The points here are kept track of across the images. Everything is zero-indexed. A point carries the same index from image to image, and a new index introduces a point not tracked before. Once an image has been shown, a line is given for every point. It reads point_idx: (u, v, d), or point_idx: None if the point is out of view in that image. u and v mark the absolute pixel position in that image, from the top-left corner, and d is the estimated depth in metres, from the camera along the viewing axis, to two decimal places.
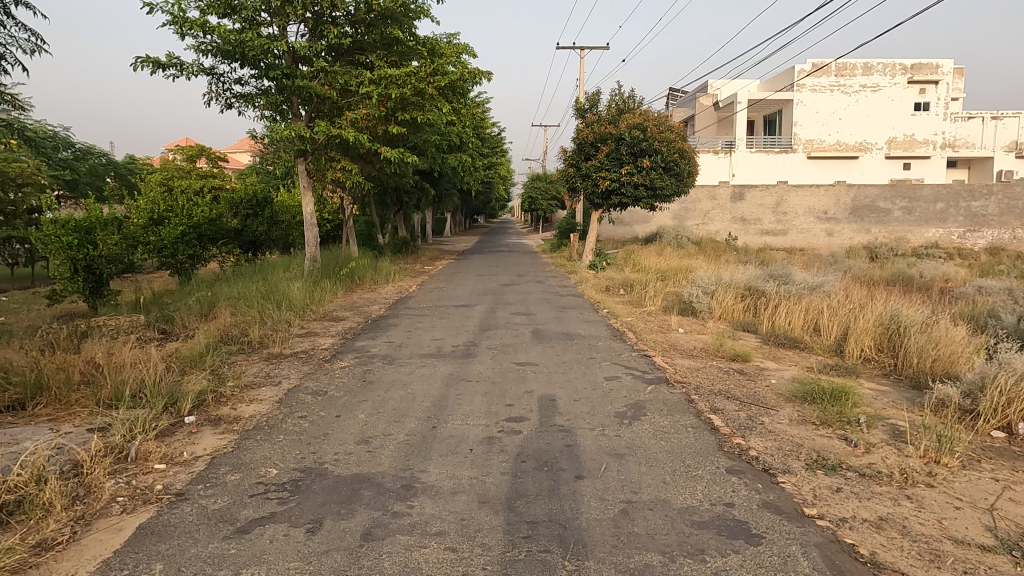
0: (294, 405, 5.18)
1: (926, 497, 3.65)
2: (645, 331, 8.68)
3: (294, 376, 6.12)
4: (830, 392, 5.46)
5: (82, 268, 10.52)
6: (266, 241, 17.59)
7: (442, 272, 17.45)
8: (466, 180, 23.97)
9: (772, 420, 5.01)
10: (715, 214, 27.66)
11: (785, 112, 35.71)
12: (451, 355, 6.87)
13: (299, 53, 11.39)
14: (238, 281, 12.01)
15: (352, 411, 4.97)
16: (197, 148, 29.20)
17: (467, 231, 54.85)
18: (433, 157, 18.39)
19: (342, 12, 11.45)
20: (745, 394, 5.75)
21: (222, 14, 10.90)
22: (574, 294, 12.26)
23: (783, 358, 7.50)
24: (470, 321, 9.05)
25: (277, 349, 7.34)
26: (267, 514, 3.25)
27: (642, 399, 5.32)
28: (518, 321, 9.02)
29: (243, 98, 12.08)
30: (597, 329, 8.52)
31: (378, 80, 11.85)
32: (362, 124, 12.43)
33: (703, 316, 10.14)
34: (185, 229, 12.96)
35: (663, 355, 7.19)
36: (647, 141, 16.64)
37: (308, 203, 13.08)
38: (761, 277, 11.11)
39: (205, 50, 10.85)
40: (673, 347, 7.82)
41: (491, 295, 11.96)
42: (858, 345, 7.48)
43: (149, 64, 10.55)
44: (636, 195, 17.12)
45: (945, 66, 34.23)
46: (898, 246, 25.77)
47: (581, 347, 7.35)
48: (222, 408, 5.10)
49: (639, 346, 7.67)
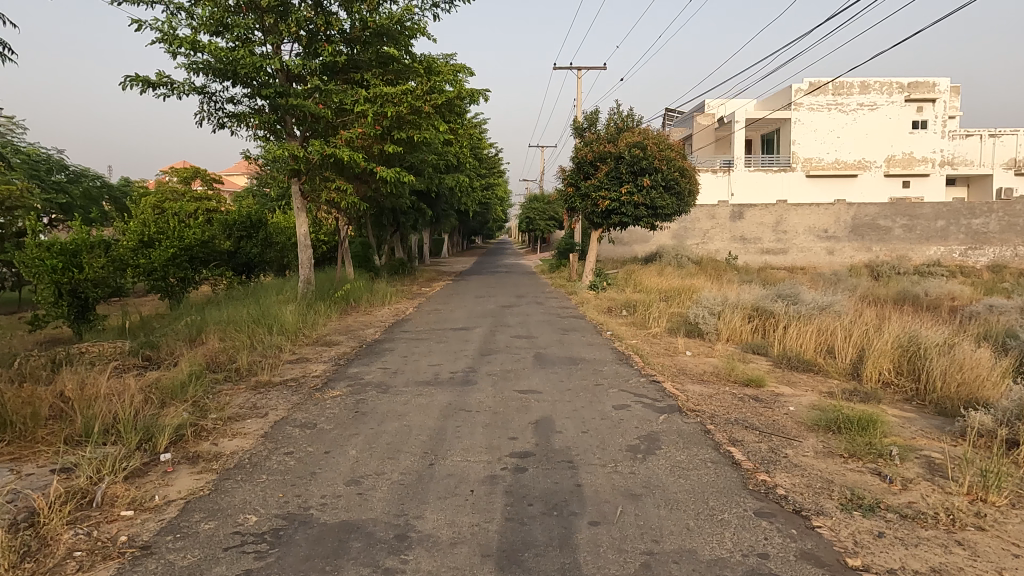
0: (280, 440, 4.80)
1: (979, 544, 3.28)
2: (651, 355, 8.34)
3: (282, 408, 5.72)
4: (856, 421, 5.12)
5: (66, 292, 10.23)
6: (260, 264, 17.32)
7: (440, 293, 17.09)
8: (464, 201, 23.75)
9: (796, 453, 4.64)
10: (715, 233, 27.51)
11: (783, 131, 35.64)
12: (448, 382, 6.49)
13: (292, 71, 11.23)
14: (230, 305, 11.72)
15: (343, 446, 4.59)
16: (191, 170, 29.13)
17: (466, 253, 55.11)
18: (431, 178, 18.18)
19: (337, 30, 11.29)
20: (763, 423, 5.37)
21: (214, 32, 10.61)
22: (575, 316, 11.85)
23: (798, 383, 7.14)
24: (469, 345, 8.67)
25: (265, 377, 6.95)
26: (243, 573, 2.87)
27: (655, 430, 4.94)
28: (518, 345, 8.62)
29: (235, 118, 11.84)
30: (602, 353, 8.15)
31: (374, 98, 11.65)
32: (358, 144, 12.12)
33: (709, 338, 9.78)
34: (175, 252, 13.24)
35: (672, 381, 6.84)
36: (647, 160, 16.40)
37: (302, 225, 12.76)
38: (768, 297, 10.79)
39: (197, 70, 10.57)
40: (682, 371, 7.48)
41: (490, 318, 11.56)
42: (876, 368, 7.13)
43: (139, 83, 10.27)
44: (636, 215, 16.79)
45: (942, 84, 34.18)
46: (900, 265, 25.59)
47: (586, 372, 6.97)
48: (202, 443, 4.71)
49: (646, 370, 7.29)
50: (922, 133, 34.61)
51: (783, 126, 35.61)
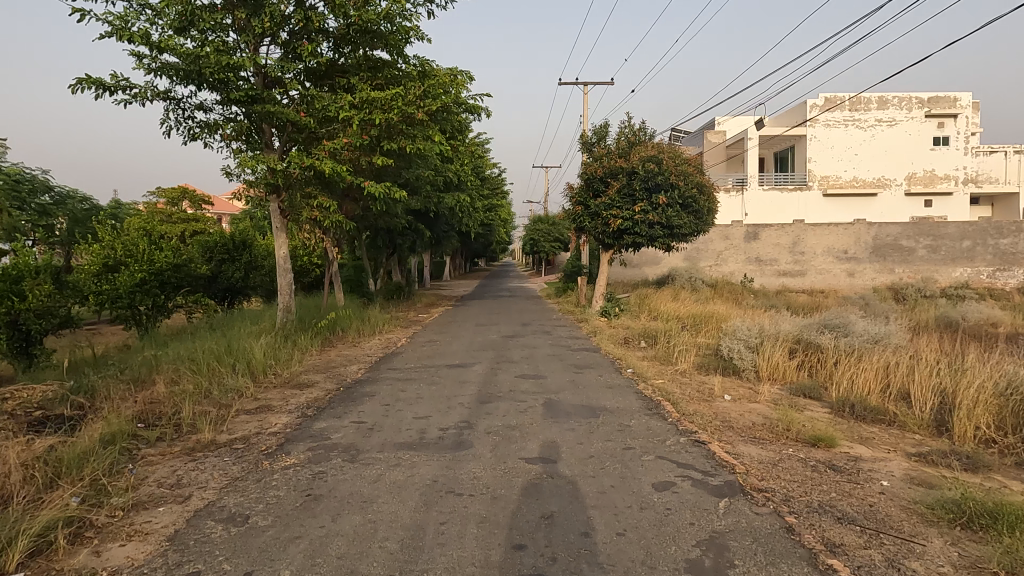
0: (191, 548, 3.39)
1: None
2: (684, 401, 6.92)
3: (213, 487, 4.31)
4: (996, 513, 3.69)
5: (4, 324, 8.85)
6: (243, 290, 16.01)
7: (438, 321, 15.74)
8: (466, 222, 22.53)
9: (928, 569, 3.21)
10: (729, 255, 26.16)
11: (797, 149, 34.46)
12: (436, 445, 5.07)
13: (269, 74, 10.02)
14: (195, 338, 10.36)
15: (275, 562, 3.17)
16: (180, 191, 28.10)
17: (468, 276, 54.06)
18: (429, 196, 16.92)
19: (319, 28, 10.06)
20: (860, 511, 3.95)
21: (179, 30, 9.40)
22: (588, 349, 10.43)
23: (875, 441, 5.71)
24: (466, 389, 7.26)
25: (209, 436, 5.53)
26: None
27: (718, 531, 3.52)
28: (525, 389, 7.20)
29: (206, 127, 10.59)
30: (627, 399, 6.73)
31: (361, 104, 10.36)
32: (344, 155, 10.81)
33: (747, 377, 8.37)
34: (144, 276, 12.14)
35: (719, 440, 5.41)
36: (663, 175, 15.11)
37: (281, 247, 11.43)
38: (813, 327, 9.34)
39: (158, 71, 9.34)
40: (727, 424, 6.05)
41: (492, 351, 10.16)
42: (973, 422, 5.70)
43: (90, 85, 9.04)
44: (651, 234, 15.46)
45: (964, 99, 32.93)
46: (926, 287, 24.22)
47: (611, 430, 5.55)
48: (77, 556, 3.30)
49: (684, 425, 5.86)
50: (943, 150, 33.32)
51: (797, 144, 34.42)
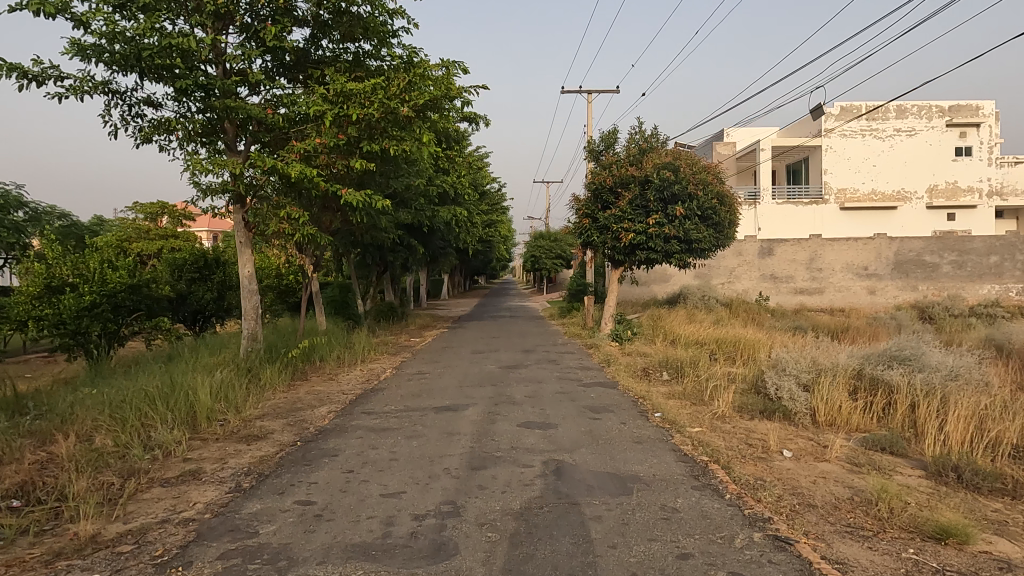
0: None
1: None
2: (737, 462, 5.35)
3: None
4: None
5: None
6: (215, 313, 14.49)
7: (431, 346, 14.20)
8: (464, 239, 20.99)
9: None
10: (742, 272, 24.63)
11: (811, 160, 33.14)
12: (405, 552, 3.49)
13: (227, 62, 8.56)
14: (138, 372, 8.80)
15: None
16: (159, 206, 26.69)
17: (467, 293, 52.63)
18: (421, 210, 15.44)
19: (286, 8, 8.62)
20: None
21: (118, 8, 7.95)
22: (605, 384, 8.88)
23: (1016, 530, 4.13)
24: (455, 445, 5.70)
25: (91, 530, 3.96)
26: None
27: None
28: (532, 445, 5.64)
29: (157, 126, 9.12)
30: (665, 463, 5.17)
31: (336, 98, 8.89)
32: (318, 158, 9.31)
33: (805, 422, 6.81)
34: (94, 298, 10.66)
35: (805, 535, 3.84)
36: (681, 184, 13.66)
37: (246, 264, 9.89)
38: (877, 359, 7.78)
39: (92, 55, 7.88)
40: (805, 501, 4.48)
41: (490, 387, 8.60)
42: None
43: (9, 72, 7.59)
44: (667, 249, 13.95)
45: (987, 107, 31.57)
46: (954, 305, 22.70)
47: (652, 519, 3.97)
48: None
49: (749, 505, 4.29)
50: (965, 161, 31.94)
51: (812, 155, 33.12)
